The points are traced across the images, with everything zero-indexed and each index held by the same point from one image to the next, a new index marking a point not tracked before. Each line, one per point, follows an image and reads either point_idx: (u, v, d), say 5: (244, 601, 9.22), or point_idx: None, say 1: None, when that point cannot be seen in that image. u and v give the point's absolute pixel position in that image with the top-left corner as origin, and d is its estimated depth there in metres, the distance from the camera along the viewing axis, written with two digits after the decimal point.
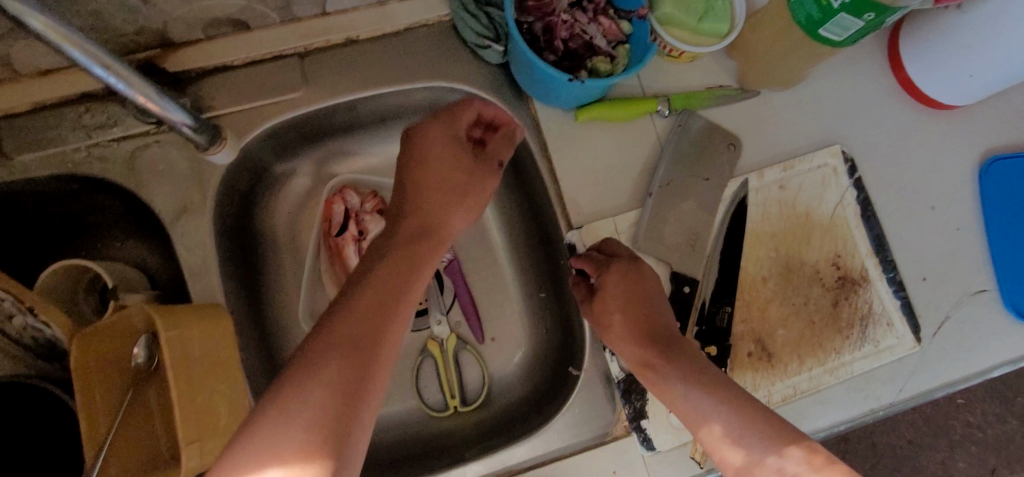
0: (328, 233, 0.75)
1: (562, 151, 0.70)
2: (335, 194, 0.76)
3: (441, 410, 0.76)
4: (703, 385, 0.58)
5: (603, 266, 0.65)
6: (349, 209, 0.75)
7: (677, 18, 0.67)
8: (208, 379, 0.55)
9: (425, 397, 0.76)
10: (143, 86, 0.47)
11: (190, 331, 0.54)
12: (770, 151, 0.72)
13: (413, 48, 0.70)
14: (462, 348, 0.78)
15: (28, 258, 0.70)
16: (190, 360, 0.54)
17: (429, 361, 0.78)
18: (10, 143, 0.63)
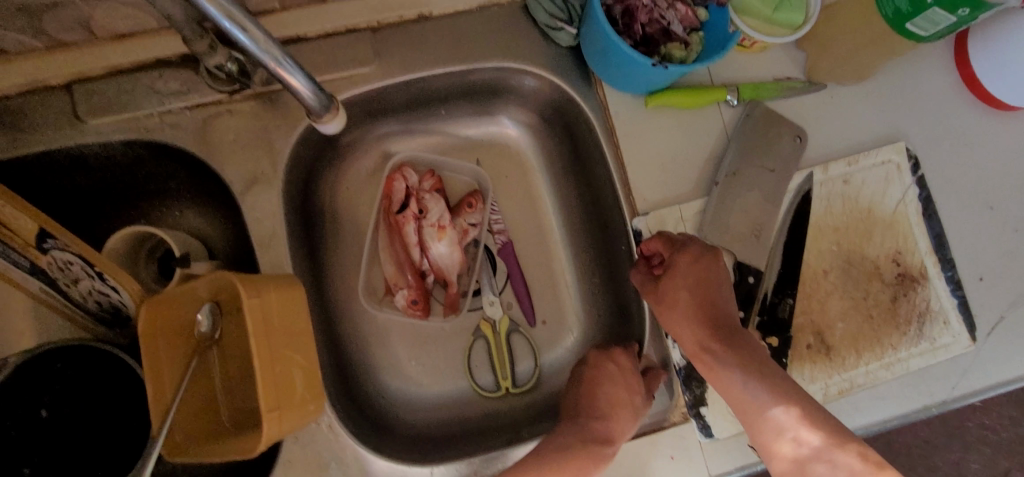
0: (388, 210, 0.75)
1: (630, 137, 0.70)
2: (396, 171, 0.75)
3: (493, 390, 0.76)
4: (775, 374, 0.58)
5: (678, 247, 0.63)
6: (408, 187, 0.75)
7: (753, 7, 0.66)
8: (287, 348, 0.55)
9: (475, 377, 0.76)
10: (268, 45, 0.43)
11: (271, 301, 0.54)
12: (835, 145, 0.72)
13: (484, 26, 0.70)
14: (514, 330, 0.77)
15: (92, 222, 0.70)
16: (273, 330, 0.54)
17: (481, 342, 0.77)
18: (85, 106, 0.63)
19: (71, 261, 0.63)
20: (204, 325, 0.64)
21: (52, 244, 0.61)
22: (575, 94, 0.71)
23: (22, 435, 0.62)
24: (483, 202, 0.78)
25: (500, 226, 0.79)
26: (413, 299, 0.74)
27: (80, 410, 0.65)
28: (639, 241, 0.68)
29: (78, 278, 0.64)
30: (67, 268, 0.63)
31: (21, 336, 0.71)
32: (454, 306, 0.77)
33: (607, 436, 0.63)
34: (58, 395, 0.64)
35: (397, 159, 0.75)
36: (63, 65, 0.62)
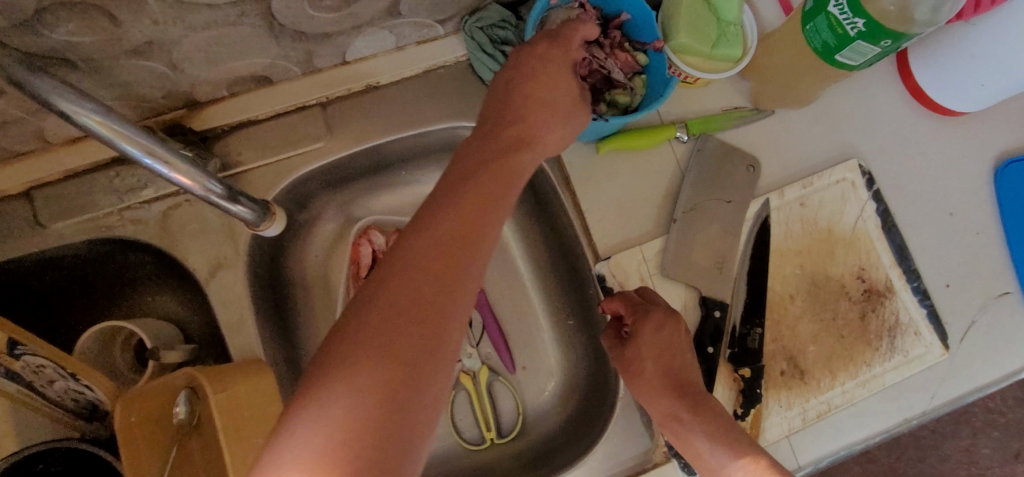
0: (357, 275, 0.75)
1: (585, 183, 0.71)
2: (361, 235, 0.77)
3: (478, 442, 0.76)
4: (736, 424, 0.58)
5: (640, 312, 0.63)
6: (375, 250, 0.76)
7: (693, 47, 0.67)
8: (256, 433, 0.55)
9: (461, 431, 0.77)
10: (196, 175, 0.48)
11: (237, 387, 0.56)
12: (788, 169, 0.73)
13: (433, 90, 0.72)
14: (495, 380, 0.78)
15: (65, 320, 0.71)
16: (240, 413, 0.55)
17: (464, 394, 0.78)
18: (47, 213, 0.64)
19: (43, 364, 0.62)
20: (182, 411, 0.61)
21: (23, 350, 0.61)
22: None
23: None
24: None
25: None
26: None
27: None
28: (604, 285, 0.68)
29: (51, 379, 0.64)
30: (40, 371, 0.63)
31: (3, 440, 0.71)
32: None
33: (520, 134, 0.54)
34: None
35: (363, 223, 0.78)
36: (19, 174, 0.63)
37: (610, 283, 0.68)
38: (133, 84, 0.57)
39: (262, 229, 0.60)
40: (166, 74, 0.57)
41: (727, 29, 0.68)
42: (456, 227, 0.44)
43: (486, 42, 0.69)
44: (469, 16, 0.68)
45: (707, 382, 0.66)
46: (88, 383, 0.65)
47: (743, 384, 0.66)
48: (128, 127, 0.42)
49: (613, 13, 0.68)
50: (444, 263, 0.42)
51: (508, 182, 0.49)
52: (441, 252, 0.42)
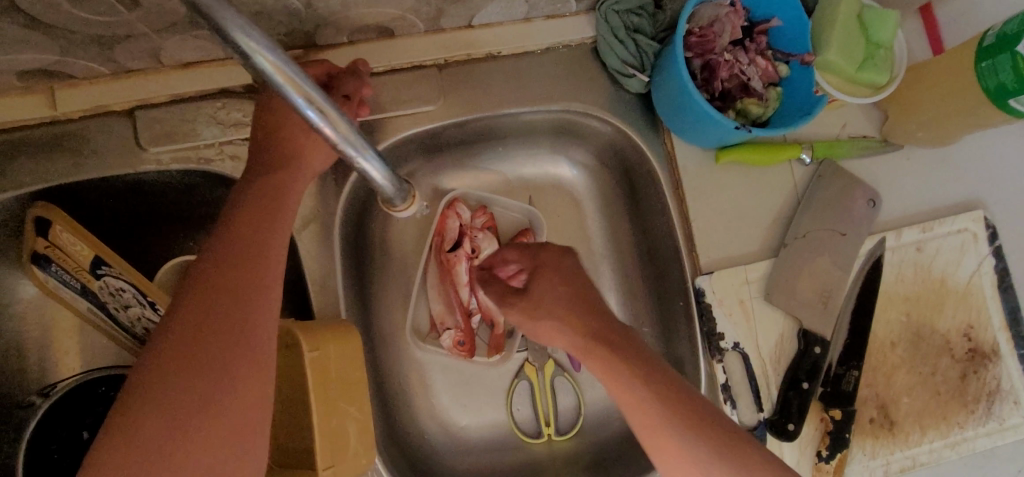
0: (441, 248, 0.74)
1: (696, 192, 0.67)
2: (449, 207, 0.72)
3: (536, 436, 0.75)
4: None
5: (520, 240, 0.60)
6: (462, 225, 0.73)
7: (837, 65, 0.63)
8: (343, 396, 0.54)
9: (517, 420, 0.75)
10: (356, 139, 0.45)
11: (329, 351, 0.54)
12: (909, 209, 0.69)
13: (553, 68, 0.68)
14: (559, 374, 0.76)
15: (139, 245, 0.69)
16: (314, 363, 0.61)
17: (524, 385, 0.76)
18: (145, 134, 0.61)
19: (122, 288, 0.63)
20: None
21: (106, 271, 0.62)
22: (642, 141, 0.68)
23: (65, 457, 0.61)
24: (533, 242, 0.74)
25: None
26: (459, 340, 0.73)
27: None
28: (701, 301, 0.65)
29: (129, 305, 0.64)
30: (119, 295, 0.63)
31: (65, 354, 0.69)
32: (498, 347, 0.74)
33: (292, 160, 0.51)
34: (101, 416, 0.64)
35: (451, 195, 0.73)
36: (128, 90, 0.61)
37: (708, 298, 0.65)
38: (263, 15, 0.54)
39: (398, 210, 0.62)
40: (298, 11, 0.54)
41: (876, 52, 0.64)
42: (233, 266, 0.43)
43: (620, 28, 0.65)
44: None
45: (797, 418, 0.63)
46: (163, 313, 0.65)
47: (832, 425, 0.64)
48: (305, 79, 0.37)
49: (760, 17, 0.63)
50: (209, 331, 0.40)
51: (308, 153, 0.52)
52: (205, 316, 0.41)
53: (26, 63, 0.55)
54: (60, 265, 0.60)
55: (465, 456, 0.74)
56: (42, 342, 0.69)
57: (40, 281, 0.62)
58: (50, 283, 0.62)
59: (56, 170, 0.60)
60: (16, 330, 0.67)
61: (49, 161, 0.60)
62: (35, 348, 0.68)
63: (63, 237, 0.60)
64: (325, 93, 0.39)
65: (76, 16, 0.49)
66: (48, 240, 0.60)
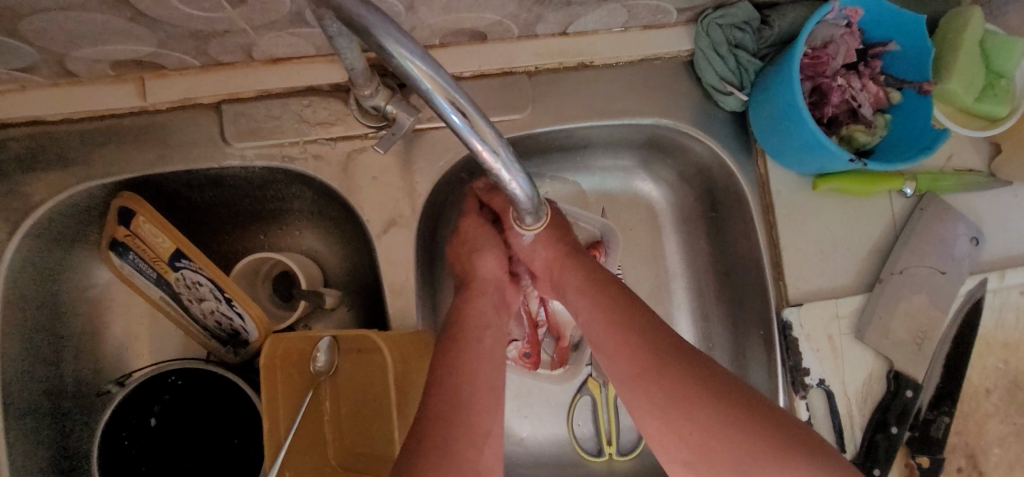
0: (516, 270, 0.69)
1: (787, 219, 0.64)
2: None
3: (597, 454, 0.73)
4: None
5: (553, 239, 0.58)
6: None
7: (954, 94, 0.59)
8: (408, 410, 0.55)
9: (578, 436, 0.73)
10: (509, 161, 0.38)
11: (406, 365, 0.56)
12: (1016, 250, 0.65)
13: (646, 80, 0.65)
14: None
15: (214, 234, 0.70)
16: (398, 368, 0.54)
17: (587, 400, 0.74)
18: (231, 129, 0.60)
19: (200, 281, 0.63)
20: (320, 361, 0.54)
21: (185, 264, 0.62)
22: (733, 162, 0.65)
23: (133, 445, 0.61)
24: (607, 256, 0.71)
25: (620, 280, 0.73)
26: (525, 352, 0.71)
27: (177, 429, 0.62)
28: (788, 334, 0.62)
29: (205, 297, 0.64)
30: (194, 287, 0.63)
31: (137, 340, 0.69)
32: (563, 360, 0.73)
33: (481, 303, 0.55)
34: (168, 404, 0.62)
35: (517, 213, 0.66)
36: (215, 84, 0.60)
37: (795, 332, 0.62)
38: None
39: (528, 230, 0.45)
40: (399, 13, 0.53)
41: (997, 82, 0.60)
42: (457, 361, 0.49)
43: (722, 43, 0.62)
44: (711, 12, 0.61)
45: (882, 461, 0.60)
46: (240, 311, 0.63)
47: (918, 472, 0.61)
48: (456, 89, 0.33)
49: (876, 39, 0.59)
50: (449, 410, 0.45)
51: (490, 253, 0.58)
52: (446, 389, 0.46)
53: (123, 54, 0.54)
54: (137, 254, 0.63)
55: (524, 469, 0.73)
56: (115, 328, 0.69)
57: (116, 269, 0.64)
58: (127, 271, 0.64)
59: (141, 160, 0.60)
60: (91, 314, 0.68)
61: (135, 152, 0.60)
62: (109, 334, 0.68)
63: (144, 228, 0.61)
64: (477, 104, 0.34)
65: (183, 13, 0.48)
66: (130, 230, 0.61)
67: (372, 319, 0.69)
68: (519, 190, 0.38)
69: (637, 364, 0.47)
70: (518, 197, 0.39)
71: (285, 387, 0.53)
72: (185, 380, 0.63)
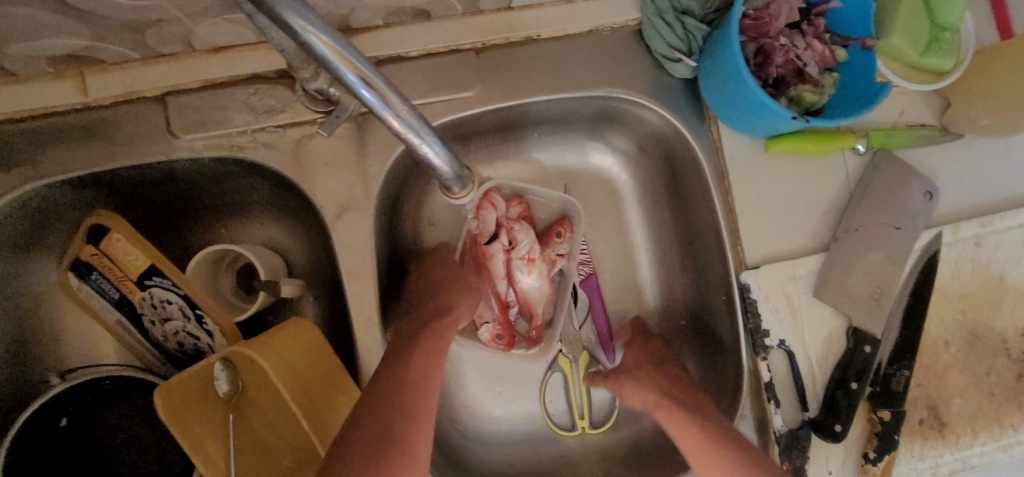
0: (476, 239, 0.70)
1: (742, 183, 0.64)
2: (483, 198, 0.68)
3: (569, 428, 0.73)
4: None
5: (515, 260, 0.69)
6: (498, 217, 0.69)
7: (899, 49, 0.60)
8: (318, 385, 0.58)
9: (551, 413, 0.73)
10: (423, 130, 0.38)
11: (291, 353, 0.57)
12: (969, 202, 0.65)
13: (596, 51, 0.64)
14: (592, 366, 0.74)
15: (172, 231, 0.70)
16: (302, 375, 0.57)
17: (557, 376, 0.74)
18: (176, 122, 0.60)
19: (168, 299, 0.64)
20: (223, 385, 0.62)
21: (153, 282, 0.64)
22: (686, 130, 0.65)
23: (46, 448, 0.62)
24: (572, 231, 0.71)
25: (585, 256, 0.74)
26: (497, 334, 0.70)
27: (97, 428, 0.64)
28: (746, 297, 0.63)
29: (170, 317, 0.65)
30: (161, 306, 0.64)
31: (102, 340, 0.69)
32: (536, 339, 0.72)
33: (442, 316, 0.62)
34: (88, 406, 0.64)
35: (486, 185, 0.68)
36: (159, 76, 0.59)
37: (753, 294, 0.62)
38: None
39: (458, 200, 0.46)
40: None
41: (940, 35, 0.61)
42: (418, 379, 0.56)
43: (668, 10, 0.61)
44: None
45: (844, 417, 0.61)
46: (210, 327, 0.64)
47: (879, 426, 0.62)
48: (366, 64, 0.33)
49: None
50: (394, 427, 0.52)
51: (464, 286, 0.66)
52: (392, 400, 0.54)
53: (58, 49, 0.54)
54: (101, 273, 0.64)
55: (498, 448, 0.73)
56: (78, 328, 0.69)
57: (71, 290, 0.65)
58: (85, 292, 0.65)
59: (87, 156, 0.59)
60: (51, 317, 0.67)
61: (81, 149, 0.59)
62: (73, 335, 0.68)
63: (117, 245, 0.63)
64: (389, 78, 0.34)
65: (109, 2, 0.47)
66: (99, 248, 0.63)
67: (335, 306, 0.69)
68: (437, 158, 0.39)
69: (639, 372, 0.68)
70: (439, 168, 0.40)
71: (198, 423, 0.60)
72: (110, 387, 0.65)
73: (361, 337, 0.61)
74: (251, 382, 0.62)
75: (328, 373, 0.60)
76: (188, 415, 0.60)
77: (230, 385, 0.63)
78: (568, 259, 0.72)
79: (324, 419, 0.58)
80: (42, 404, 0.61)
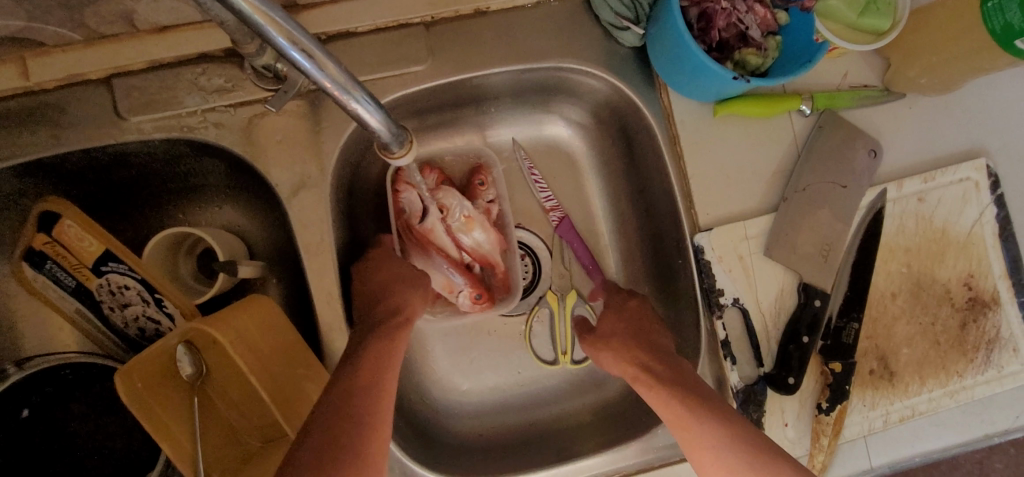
0: (408, 223, 0.70)
1: (694, 148, 0.66)
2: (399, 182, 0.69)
3: (551, 361, 0.74)
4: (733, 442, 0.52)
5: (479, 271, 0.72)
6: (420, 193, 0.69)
7: (837, 11, 0.61)
8: (282, 362, 0.58)
9: (536, 345, 0.75)
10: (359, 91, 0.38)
11: (250, 329, 0.57)
12: (911, 159, 0.68)
13: (545, 21, 0.65)
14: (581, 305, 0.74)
15: (127, 218, 0.69)
16: (268, 358, 0.57)
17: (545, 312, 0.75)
18: (123, 104, 0.59)
19: (126, 285, 0.64)
20: (187, 367, 0.62)
21: (108, 268, 0.63)
22: (638, 98, 0.66)
23: (9, 438, 0.62)
24: (492, 175, 0.72)
25: (551, 202, 0.74)
26: (476, 295, 0.71)
27: (61, 416, 0.64)
28: (700, 258, 0.64)
29: (130, 302, 0.65)
30: (119, 292, 0.64)
31: (62, 329, 0.69)
32: (506, 285, 0.73)
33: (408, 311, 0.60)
34: (50, 396, 0.63)
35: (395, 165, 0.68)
36: (102, 58, 0.59)
37: (707, 256, 0.64)
38: None
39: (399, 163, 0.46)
40: None
41: None
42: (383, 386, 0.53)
43: None
44: None
45: (799, 372, 0.63)
46: (170, 310, 0.65)
47: (831, 378, 0.64)
48: (296, 26, 0.32)
49: None
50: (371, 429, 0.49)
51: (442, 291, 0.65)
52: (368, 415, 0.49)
53: None
54: (56, 262, 0.63)
55: (468, 420, 0.73)
56: (36, 318, 0.68)
57: (27, 282, 0.64)
58: (40, 283, 0.64)
59: (33, 142, 0.58)
60: (7, 308, 0.66)
61: (26, 134, 0.58)
62: (30, 326, 0.67)
63: (69, 232, 0.62)
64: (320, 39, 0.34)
65: None
66: (52, 236, 0.62)
67: (297, 286, 0.69)
68: (370, 118, 0.38)
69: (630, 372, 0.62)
70: (376, 131, 0.40)
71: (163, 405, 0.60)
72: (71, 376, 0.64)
73: (323, 313, 0.61)
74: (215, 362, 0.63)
75: (292, 349, 0.59)
76: (151, 399, 0.60)
77: (193, 367, 0.62)
78: (499, 202, 0.72)
79: (290, 399, 0.58)
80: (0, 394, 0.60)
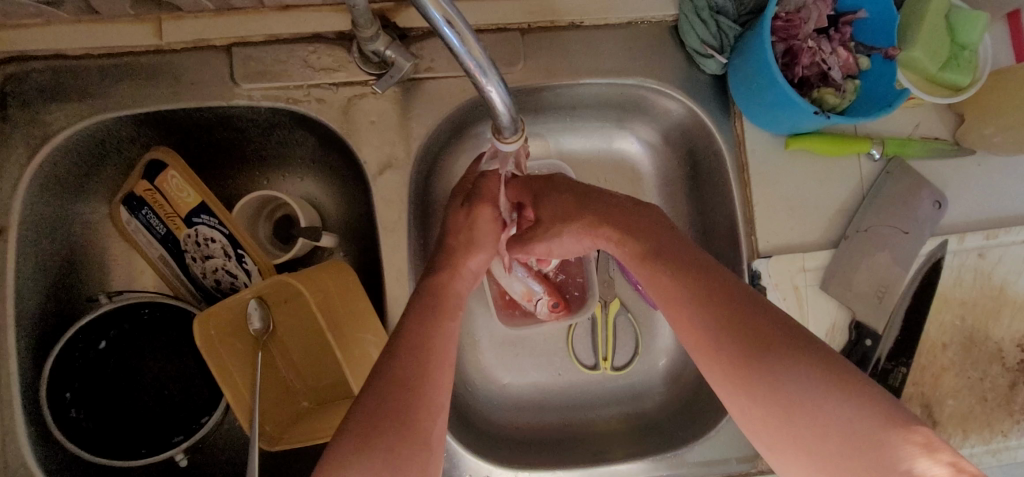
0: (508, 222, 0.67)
1: (761, 177, 0.68)
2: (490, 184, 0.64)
3: (592, 367, 0.76)
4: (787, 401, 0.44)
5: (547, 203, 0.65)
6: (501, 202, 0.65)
7: (920, 62, 0.63)
8: (349, 322, 0.64)
9: (577, 351, 0.77)
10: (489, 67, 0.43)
11: (329, 288, 0.63)
12: (976, 216, 0.69)
13: (634, 41, 0.69)
14: (622, 314, 0.77)
15: (218, 177, 0.74)
16: (338, 317, 0.63)
17: (587, 321, 0.77)
18: (239, 71, 0.64)
19: (212, 238, 0.68)
20: (256, 324, 0.65)
21: (198, 221, 0.68)
22: (712, 123, 0.69)
23: (87, 366, 0.66)
24: None
25: None
26: (553, 303, 0.75)
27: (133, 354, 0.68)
28: (757, 284, 0.66)
29: (212, 255, 0.69)
30: (204, 244, 0.68)
31: (143, 274, 0.73)
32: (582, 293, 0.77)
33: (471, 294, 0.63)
34: (127, 333, 0.67)
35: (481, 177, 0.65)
36: (228, 28, 0.64)
37: (763, 282, 0.66)
38: None
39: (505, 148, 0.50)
40: None
41: (960, 53, 0.64)
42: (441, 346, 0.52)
43: (704, 7, 0.65)
44: None
45: None
46: (249, 267, 0.69)
47: None
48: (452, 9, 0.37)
49: (847, 8, 0.64)
50: (404, 418, 0.45)
51: None
52: (405, 388, 0.47)
53: None
54: (151, 209, 0.69)
55: (508, 413, 0.75)
56: (121, 260, 0.73)
57: (121, 224, 0.70)
58: (132, 227, 0.70)
59: (154, 96, 0.64)
60: (99, 246, 0.72)
61: (147, 87, 0.64)
62: (116, 266, 0.72)
63: (171, 182, 0.67)
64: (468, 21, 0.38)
65: None
66: (153, 184, 0.68)
67: (365, 261, 0.73)
68: (498, 100, 0.42)
69: (675, 301, 0.52)
70: (499, 113, 0.44)
71: (230, 354, 0.63)
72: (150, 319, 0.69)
73: (391, 287, 0.65)
74: (283, 322, 0.66)
75: (360, 313, 0.64)
76: (222, 347, 0.63)
77: (262, 324, 0.65)
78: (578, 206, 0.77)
79: (356, 358, 0.63)
80: (88, 322, 0.65)
